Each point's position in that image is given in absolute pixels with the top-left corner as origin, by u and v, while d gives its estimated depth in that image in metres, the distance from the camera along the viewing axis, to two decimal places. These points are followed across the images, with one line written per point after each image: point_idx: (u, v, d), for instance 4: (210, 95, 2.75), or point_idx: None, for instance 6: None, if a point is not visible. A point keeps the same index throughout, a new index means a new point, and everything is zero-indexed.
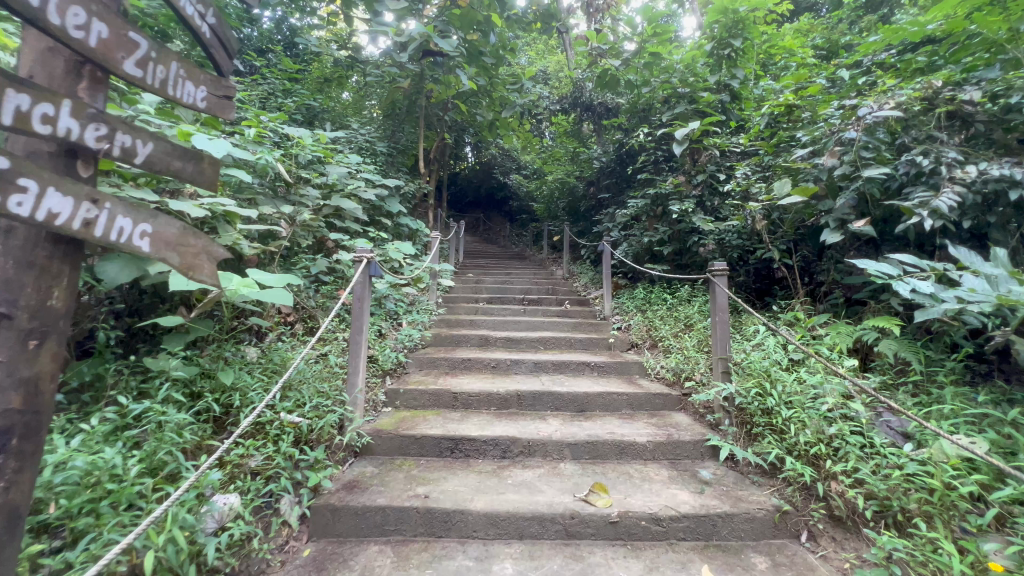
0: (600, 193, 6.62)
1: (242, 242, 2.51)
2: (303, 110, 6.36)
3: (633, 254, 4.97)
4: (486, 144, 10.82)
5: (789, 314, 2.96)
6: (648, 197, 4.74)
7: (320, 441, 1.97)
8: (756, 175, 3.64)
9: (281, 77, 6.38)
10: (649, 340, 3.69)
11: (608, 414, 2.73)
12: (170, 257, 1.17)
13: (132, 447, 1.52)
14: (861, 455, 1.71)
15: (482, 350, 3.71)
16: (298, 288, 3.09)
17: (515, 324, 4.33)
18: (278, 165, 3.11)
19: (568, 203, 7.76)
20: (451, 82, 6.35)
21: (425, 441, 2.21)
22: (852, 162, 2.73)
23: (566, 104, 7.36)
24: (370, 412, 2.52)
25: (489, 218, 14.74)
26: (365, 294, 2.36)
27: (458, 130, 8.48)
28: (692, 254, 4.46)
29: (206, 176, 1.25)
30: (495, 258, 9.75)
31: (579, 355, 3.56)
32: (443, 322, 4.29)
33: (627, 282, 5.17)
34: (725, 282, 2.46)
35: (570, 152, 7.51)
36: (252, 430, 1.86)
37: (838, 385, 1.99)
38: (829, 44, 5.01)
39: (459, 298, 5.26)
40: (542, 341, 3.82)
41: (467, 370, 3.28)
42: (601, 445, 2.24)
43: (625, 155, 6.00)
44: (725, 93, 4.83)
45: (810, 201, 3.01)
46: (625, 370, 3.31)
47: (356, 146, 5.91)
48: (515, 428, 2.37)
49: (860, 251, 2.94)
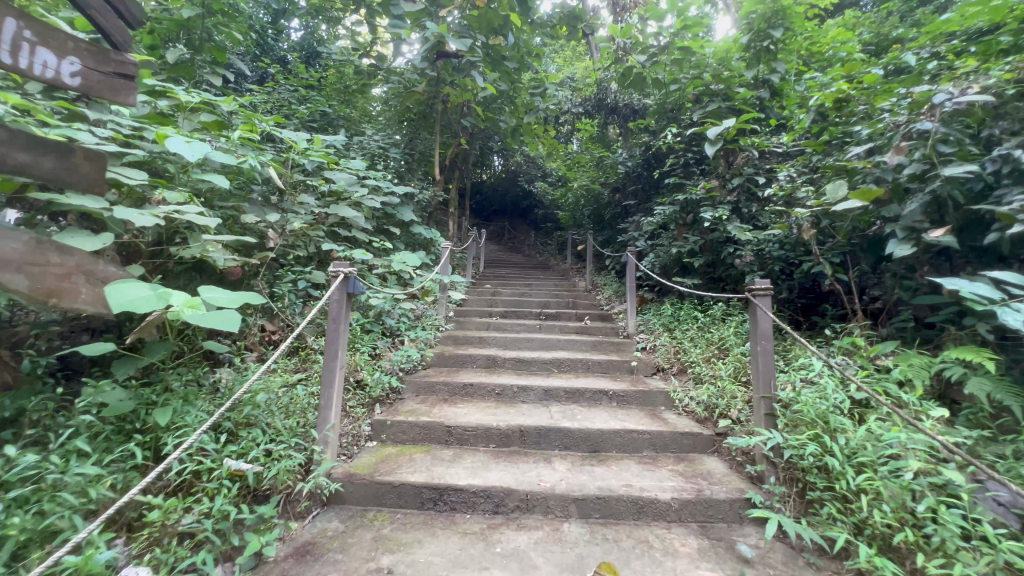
0: (626, 200, 6.21)
1: (213, 256, 2.26)
2: (318, 117, 6.23)
3: (661, 266, 4.54)
4: (510, 151, 10.58)
5: (845, 340, 2.50)
6: (676, 204, 4.32)
7: (276, 491, 1.67)
8: (803, 177, 3.19)
9: (298, 84, 6.27)
10: (678, 365, 3.27)
11: (626, 455, 2.33)
12: (19, 279, 1.42)
13: (20, 511, 1.24)
14: (964, 548, 1.27)
15: (488, 372, 3.37)
16: (286, 304, 2.83)
17: (528, 343, 3.96)
18: (271, 170, 2.90)
19: (593, 211, 7.36)
20: (468, 84, 6.10)
21: (403, 490, 1.88)
22: (926, 159, 2.27)
23: (590, 107, 6.98)
24: (350, 448, 2.21)
25: (514, 227, 14.47)
26: (342, 317, 2.06)
27: (479, 137, 8.24)
28: (726, 266, 4.01)
29: (78, 171, 1.64)
30: (516, 268, 9.43)
31: (596, 380, 3.17)
32: (450, 339, 3.98)
33: (653, 296, 4.74)
34: (769, 304, 2.05)
35: (595, 157, 7.13)
36: (189, 481, 1.57)
37: (924, 443, 1.55)
38: (880, 36, 4.51)
39: (472, 312, 4.95)
40: (556, 362, 3.45)
41: (468, 396, 2.94)
42: (615, 502, 1.85)
43: (652, 159, 5.59)
44: (764, 89, 4.38)
45: (870, 207, 2.55)
46: (648, 400, 2.90)
47: (369, 153, 5.72)
48: (513, 474, 2.01)
49: (934, 265, 2.46)
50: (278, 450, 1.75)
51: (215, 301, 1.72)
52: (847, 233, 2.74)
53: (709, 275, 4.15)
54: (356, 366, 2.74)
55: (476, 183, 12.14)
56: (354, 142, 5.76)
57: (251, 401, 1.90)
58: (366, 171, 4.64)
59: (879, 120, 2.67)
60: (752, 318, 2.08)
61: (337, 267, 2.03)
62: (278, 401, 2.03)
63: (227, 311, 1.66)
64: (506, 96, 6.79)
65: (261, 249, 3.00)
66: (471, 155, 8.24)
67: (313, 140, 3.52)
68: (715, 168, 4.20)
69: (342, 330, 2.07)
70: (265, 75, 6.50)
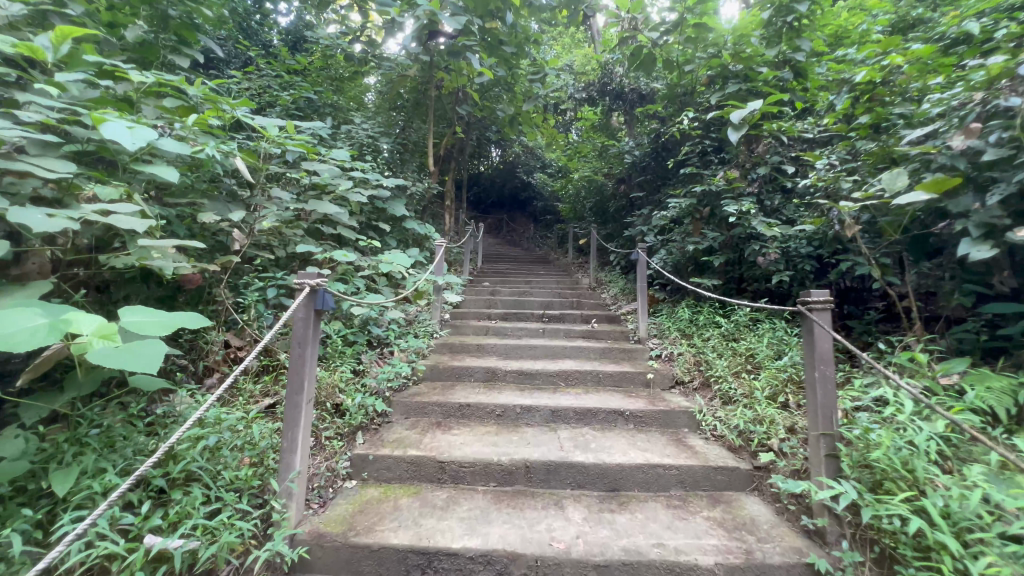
0: (632, 192, 5.83)
1: (155, 264, 1.87)
2: (303, 104, 5.82)
3: (674, 264, 4.17)
4: (508, 141, 10.14)
5: (904, 356, 2.15)
6: (693, 195, 3.92)
7: (220, 570, 1.32)
8: (843, 165, 2.81)
9: (282, 69, 5.84)
10: (700, 378, 2.92)
11: (650, 496, 1.99)
12: None
13: None
14: None
15: (487, 387, 3.01)
16: (254, 315, 2.45)
17: (531, 352, 3.60)
18: (239, 161, 2.52)
19: (596, 203, 6.97)
20: (463, 69, 5.67)
21: (384, 555, 1.53)
22: (1010, 143, 1.90)
23: (594, 93, 6.42)
24: (324, 494, 1.85)
25: (513, 219, 14.12)
26: (309, 339, 1.69)
27: (476, 126, 7.82)
28: (747, 266, 3.65)
29: None
30: (516, 263, 9.07)
31: (609, 397, 2.81)
32: (445, 347, 3.62)
33: (665, 296, 4.38)
34: (828, 320, 1.69)
35: (598, 147, 6.74)
36: (99, 568, 1.20)
37: None
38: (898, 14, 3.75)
39: (469, 314, 4.59)
40: (562, 375, 3.09)
41: (465, 418, 2.58)
42: (645, 569, 1.51)
43: (662, 148, 5.21)
44: (787, 70, 3.96)
45: (934, 200, 2.18)
46: (670, 422, 2.56)
47: (357, 143, 5.28)
48: (518, 531, 1.66)
49: (1011, 267, 2.10)
50: (225, 514, 1.39)
51: (139, 329, 1.34)
52: (899, 230, 2.38)
53: (728, 275, 3.80)
54: (335, 387, 2.38)
55: (474, 174, 11.71)
56: (341, 131, 5.36)
57: (196, 447, 1.54)
58: (352, 163, 4.24)
59: (944, 99, 2.28)
60: (809, 338, 1.72)
61: (300, 279, 1.65)
62: (233, 442, 1.68)
63: (152, 340, 1.30)
64: (504, 81, 6.36)
65: (227, 252, 2.63)
66: (467, 146, 7.82)
67: (288, 126, 3.11)
68: (736, 157, 3.82)
69: (310, 355, 1.70)
70: (247, 60, 6.08)
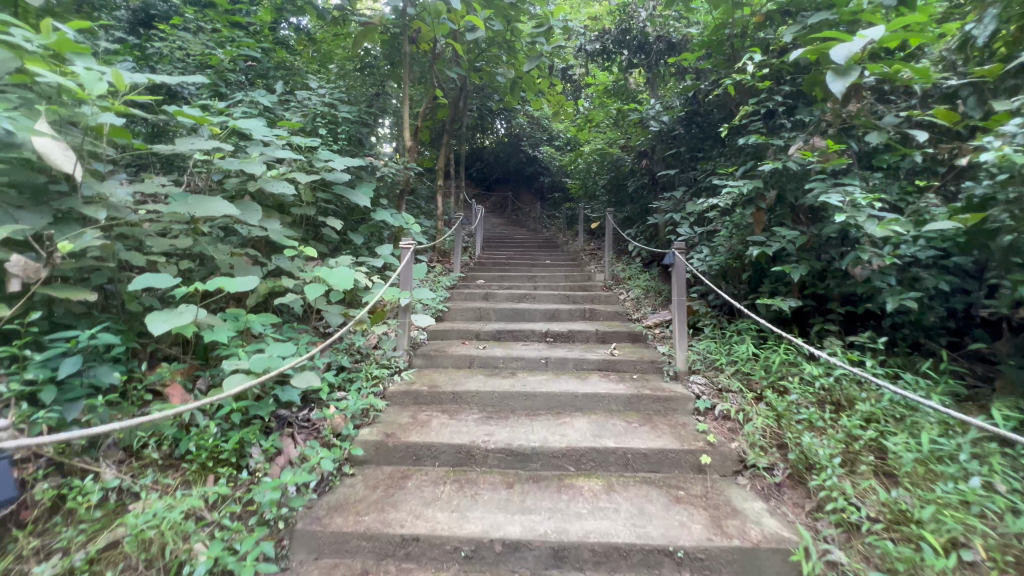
0: (657, 168, 4.69)
1: None
2: (248, 66, 4.67)
3: (722, 267, 3.07)
4: (510, 110, 8.87)
5: None
6: (757, 176, 2.76)
7: None
8: None
9: (220, 21, 4.65)
10: (788, 470, 1.88)
11: None
12: None
13: None
14: None
15: (454, 478, 1.99)
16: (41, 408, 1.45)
17: (526, 404, 2.56)
18: (35, 138, 1.56)
19: (612, 180, 5.82)
20: (444, 16, 4.49)
21: None
22: None
23: (608, 44, 5.07)
24: None
25: (518, 197, 12.99)
26: None
27: (470, 92, 6.61)
28: (837, 279, 2.54)
29: None
30: (521, 249, 7.98)
31: (645, 505, 1.79)
32: (408, 397, 2.59)
33: (709, 308, 3.30)
34: None
35: (615, 113, 5.55)
36: None
37: None
38: None
39: (451, 333, 3.56)
40: (571, 456, 2.06)
41: (411, 560, 1.57)
42: None
43: (699, 110, 4.03)
44: None
45: None
46: (751, 567, 1.52)
47: (309, 111, 4.13)
48: None
49: None
50: None
51: None
52: None
53: (806, 290, 2.68)
54: (176, 537, 1.38)
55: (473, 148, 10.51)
56: (290, 100, 4.24)
57: None
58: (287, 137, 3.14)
59: None
60: None
61: None
62: None
63: None
64: (501, 36, 5.17)
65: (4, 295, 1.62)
66: (462, 116, 6.64)
67: (121, 81, 1.87)
68: (820, 116, 2.64)
69: None
70: (181, 8, 4.90)
